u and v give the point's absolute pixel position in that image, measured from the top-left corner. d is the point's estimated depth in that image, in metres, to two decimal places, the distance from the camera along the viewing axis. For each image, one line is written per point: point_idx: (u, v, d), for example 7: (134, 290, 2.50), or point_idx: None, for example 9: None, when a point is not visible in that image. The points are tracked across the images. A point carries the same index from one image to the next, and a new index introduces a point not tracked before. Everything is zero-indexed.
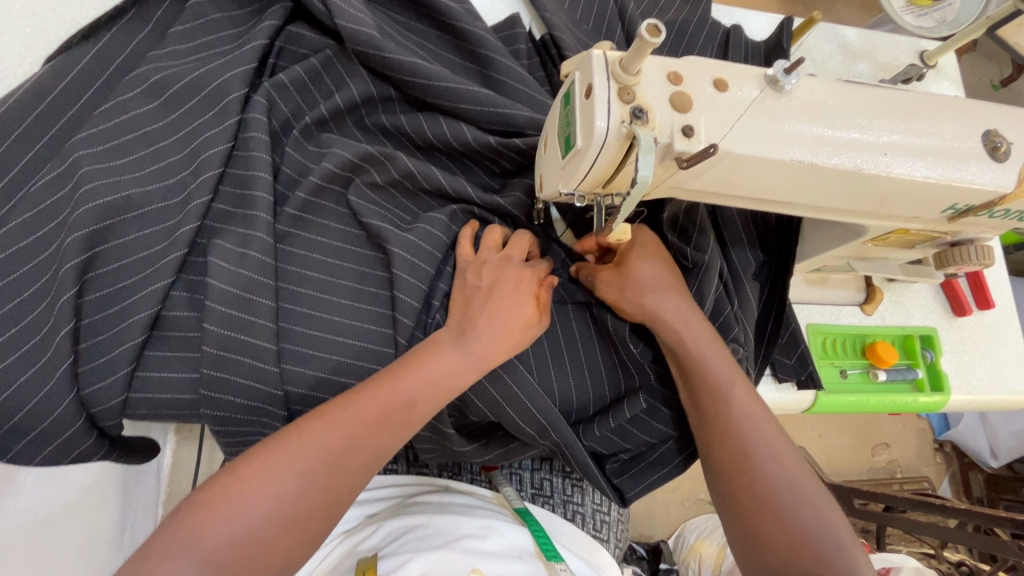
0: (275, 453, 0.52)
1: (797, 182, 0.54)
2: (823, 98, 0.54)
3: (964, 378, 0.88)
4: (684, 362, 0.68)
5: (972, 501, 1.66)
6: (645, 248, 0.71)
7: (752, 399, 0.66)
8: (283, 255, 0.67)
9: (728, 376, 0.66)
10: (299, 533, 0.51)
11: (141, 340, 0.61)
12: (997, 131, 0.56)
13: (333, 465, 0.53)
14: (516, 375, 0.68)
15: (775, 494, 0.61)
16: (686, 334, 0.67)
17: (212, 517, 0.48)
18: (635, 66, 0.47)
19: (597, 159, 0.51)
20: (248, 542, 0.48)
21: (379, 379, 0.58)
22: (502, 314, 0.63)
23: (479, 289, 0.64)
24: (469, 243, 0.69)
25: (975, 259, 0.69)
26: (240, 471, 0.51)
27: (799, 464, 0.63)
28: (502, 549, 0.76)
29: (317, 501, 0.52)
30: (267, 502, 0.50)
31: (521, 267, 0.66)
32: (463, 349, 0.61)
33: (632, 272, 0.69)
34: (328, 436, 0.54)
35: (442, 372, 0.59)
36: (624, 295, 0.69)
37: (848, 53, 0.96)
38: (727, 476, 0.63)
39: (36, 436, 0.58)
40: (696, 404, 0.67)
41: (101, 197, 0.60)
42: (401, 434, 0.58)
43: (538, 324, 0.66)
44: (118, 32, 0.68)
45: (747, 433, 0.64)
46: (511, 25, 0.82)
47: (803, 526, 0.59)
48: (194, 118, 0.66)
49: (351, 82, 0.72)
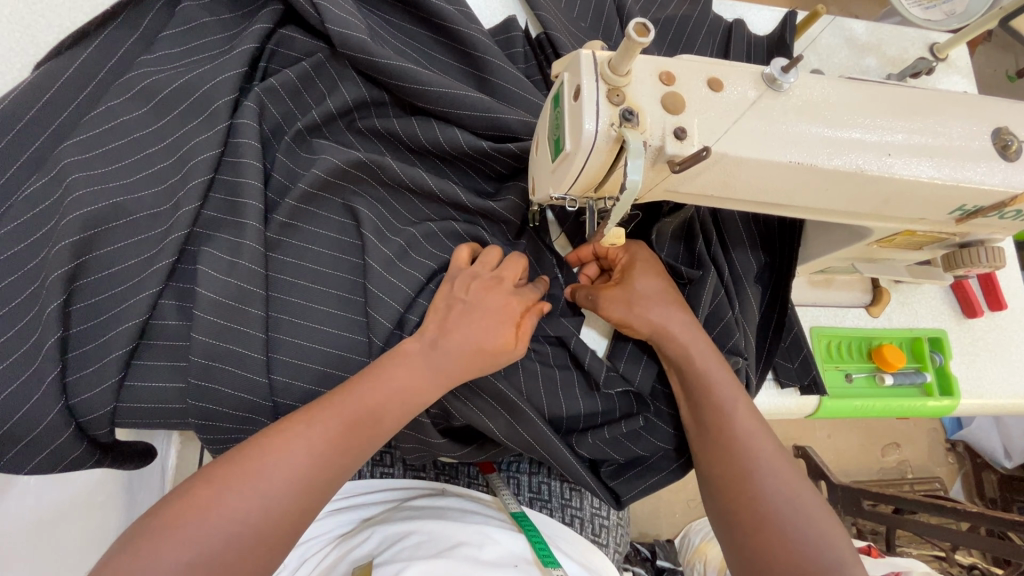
0: (239, 470, 0.51)
1: (795, 184, 0.52)
2: (824, 97, 0.52)
3: (974, 381, 0.85)
4: (688, 377, 0.66)
5: (985, 502, 1.63)
6: (648, 262, 0.69)
7: (754, 415, 0.65)
8: (274, 264, 0.66)
9: (731, 393, 0.65)
10: (264, 550, 0.50)
11: (129, 349, 0.60)
12: (1007, 129, 0.54)
13: (299, 480, 0.53)
14: (491, 390, 0.67)
15: (777, 511, 0.59)
16: (689, 352, 0.65)
17: (168, 543, 0.47)
18: (624, 67, 0.46)
19: (586, 164, 0.49)
20: (211, 563, 0.47)
21: (343, 394, 0.57)
22: (480, 335, 0.61)
23: (462, 302, 0.63)
24: (465, 254, 0.67)
25: (986, 261, 0.66)
26: (203, 492, 0.50)
27: (801, 479, 0.62)
28: (499, 556, 0.75)
29: (283, 518, 0.51)
30: (228, 522, 0.49)
31: (511, 296, 0.64)
32: (429, 362, 0.60)
33: (637, 286, 0.67)
34: (290, 454, 0.53)
35: (406, 386, 0.58)
36: (630, 310, 0.67)
37: (855, 46, 0.94)
38: (727, 494, 0.62)
39: (26, 446, 0.58)
40: (698, 421, 0.65)
41: (88, 205, 0.59)
42: (366, 446, 0.57)
43: (514, 351, 0.63)
44: (107, 37, 0.67)
45: (748, 449, 0.63)
46: (508, 28, 0.81)
47: (803, 541, 0.57)
48: (182, 124, 0.65)
49: (344, 87, 0.71)
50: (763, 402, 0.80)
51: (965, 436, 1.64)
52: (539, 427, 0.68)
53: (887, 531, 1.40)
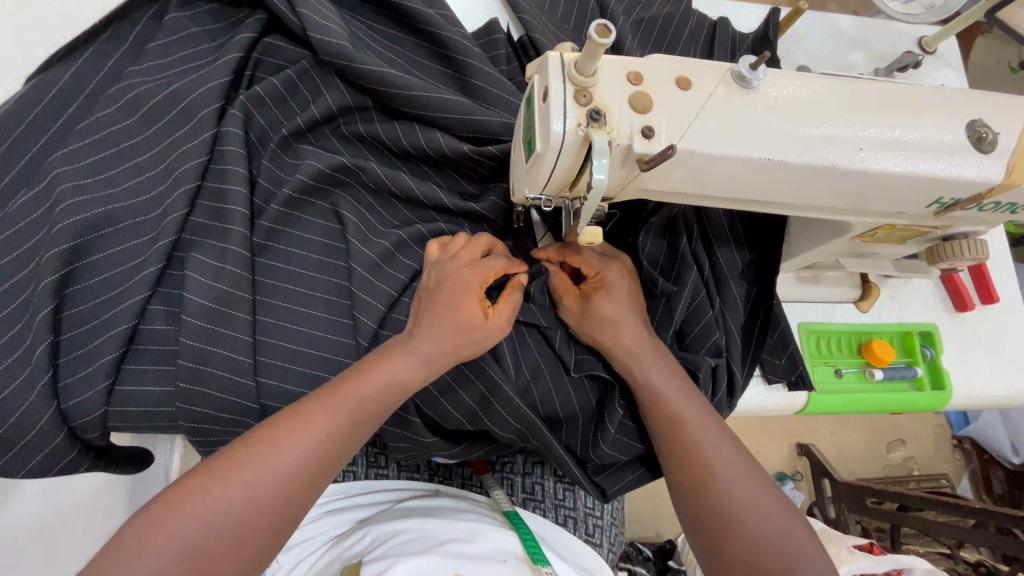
0: (222, 466, 0.53)
1: (768, 181, 0.53)
2: (795, 92, 0.52)
3: (967, 375, 0.85)
4: (641, 386, 0.67)
5: (993, 499, 1.61)
6: (617, 287, 0.69)
7: (709, 418, 0.65)
8: (261, 268, 0.67)
9: (681, 403, 0.65)
10: (249, 545, 0.51)
11: (118, 354, 0.62)
12: (982, 120, 0.54)
13: (283, 475, 0.53)
14: (499, 396, 0.67)
15: (735, 512, 0.59)
16: (640, 361, 0.67)
17: (158, 534, 0.49)
18: (589, 68, 0.46)
19: (556, 164, 0.50)
20: (194, 555, 0.49)
21: (328, 389, 0.58)
22: (440, 314, 0.61)
23: (427, 291, 0.64)
24: (435, 244, 0.68)
25: (969, 253, 0.66)
26: (187, 486, 0.51)
27: (760, 480, 0.62)
28: (487, 551, 0.75)
29: (265, 512, 0.52)
30: (213, 514, 0.50)
31: (468, 267, 0.63)
32: (409, 354, 0.60)
33: (594, 311, 0.68)
34: (274, 450, 0.54)
35: (390, 380, 0.59)
36: (582, 329, 0.69)
37: (841, 41, 0.94)
38: (692, 496, 0.62)
39: (20, 450, 0.59)
40: (654, 428, 0.66)
41: (77, 214, 0.61)
42: (354, 439, 0.58)
43: (490, 323, 0.62)
44: (96, 50, 0.69)
45: (705, 454, 0.63)
46: (490, 30, 0.81)
47: (764, 541, 0.58)
48: (169, 132, 0.67)
49: (327, 92, 0.72)
50: (751, 398, 0.80)
51: (971, 431, 1.62)
52: (538, 426, 0.69)
53: (892, 529, 1.39)
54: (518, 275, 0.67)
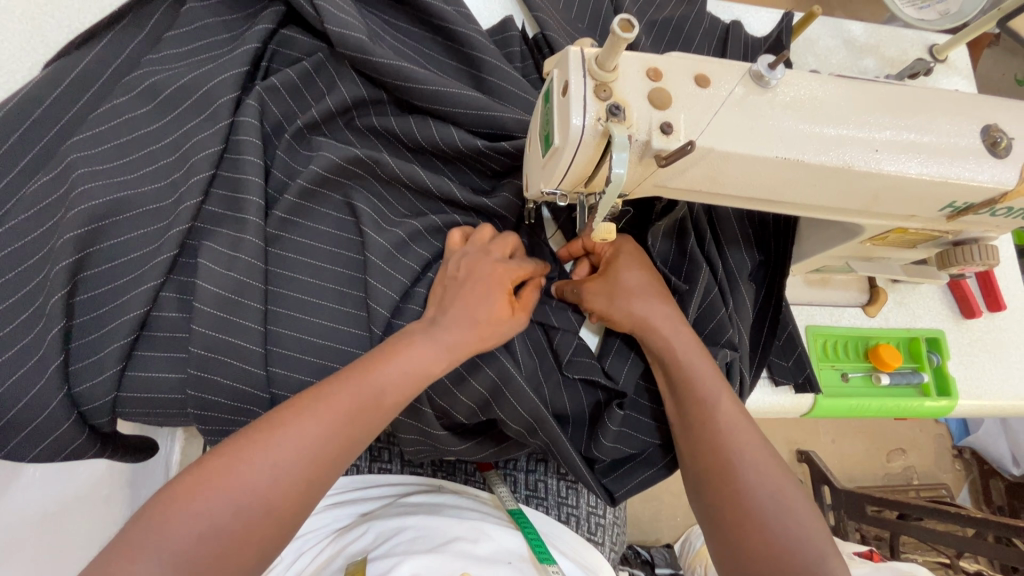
0: (246, 449, 0.52)
1: (784, 180, 0.53)
2: (811, 93, 0.52)
3: (972, 382, 0.85)
4: (671, 370, 0.66)
5: (992, 510, 1.63)
6: (634, 256, 0.70)
7: (737, 407, 0.65)
8: (274, 258, 0.67)
9: (715, 387, 0.65)
10: (273, 528, 0.52)
11: (130, 340, 0.62)
12: (997, 126, 0.54)
13: (307, 458, 0.54)
14: (510, 385, 0.67)
15: (755, 502, 0.60)
16: (678, 341, 0.66)
17: (182, 516, 0.49)
18: (610, 63, 0.47)
19: (574, 158, 0.50)
20: (221, 536, 0.49)
21: (348, 376, 0.58)
22: (471, 306, 0.62)
23: (456, 280, 0.65)
24: (457, 234, 0.69)
25: (979, 259, 0.65)
26: (212, 467, 0.51)
27: (780, 470, 0.62)
28: (491, 552, 0.76)
29: (289, 495, 0.53)
30: (238, 497, 0.50)
31: (499, 263, 0.65)
32: (430, 344, 0.61)
33: (619, 279, 0.68)
34: (297, 435, 0.54)
35: (411, 368, 0.59)
36: (613, 302, 0.68)
37: (852, 48, 0.94)
38: (714, 484, 0.62)
39: (29, 434, 0.59)
40: (683, 411, 0.65)
41: (93, 199, 0.61)
42: (374, 427, 0.58)
43: (515, 321, 0.65)
44: (114, 37, 0.69)
45: (733, 441, 0.63)
46: (505, 28, 0.82)
47: (783, 534, 0.58)
48: (185, 121, 0.67)
49: (342, 84, 0.72)
50: (757, 400, 0.80)
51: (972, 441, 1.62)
52: (548, 421, 0.69)
53: (891, 537, 1.39)
54: (537, 276, 0.70)
